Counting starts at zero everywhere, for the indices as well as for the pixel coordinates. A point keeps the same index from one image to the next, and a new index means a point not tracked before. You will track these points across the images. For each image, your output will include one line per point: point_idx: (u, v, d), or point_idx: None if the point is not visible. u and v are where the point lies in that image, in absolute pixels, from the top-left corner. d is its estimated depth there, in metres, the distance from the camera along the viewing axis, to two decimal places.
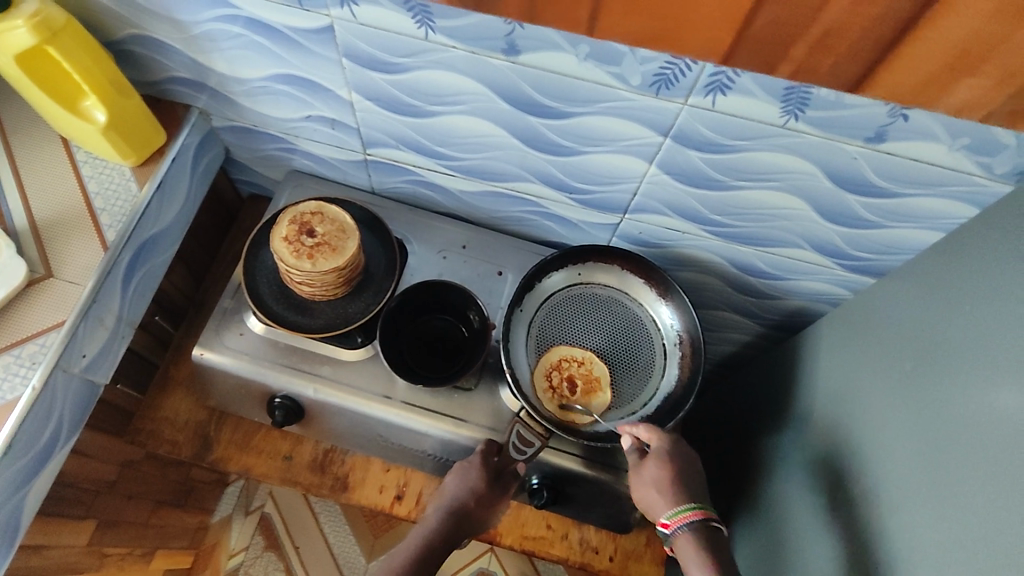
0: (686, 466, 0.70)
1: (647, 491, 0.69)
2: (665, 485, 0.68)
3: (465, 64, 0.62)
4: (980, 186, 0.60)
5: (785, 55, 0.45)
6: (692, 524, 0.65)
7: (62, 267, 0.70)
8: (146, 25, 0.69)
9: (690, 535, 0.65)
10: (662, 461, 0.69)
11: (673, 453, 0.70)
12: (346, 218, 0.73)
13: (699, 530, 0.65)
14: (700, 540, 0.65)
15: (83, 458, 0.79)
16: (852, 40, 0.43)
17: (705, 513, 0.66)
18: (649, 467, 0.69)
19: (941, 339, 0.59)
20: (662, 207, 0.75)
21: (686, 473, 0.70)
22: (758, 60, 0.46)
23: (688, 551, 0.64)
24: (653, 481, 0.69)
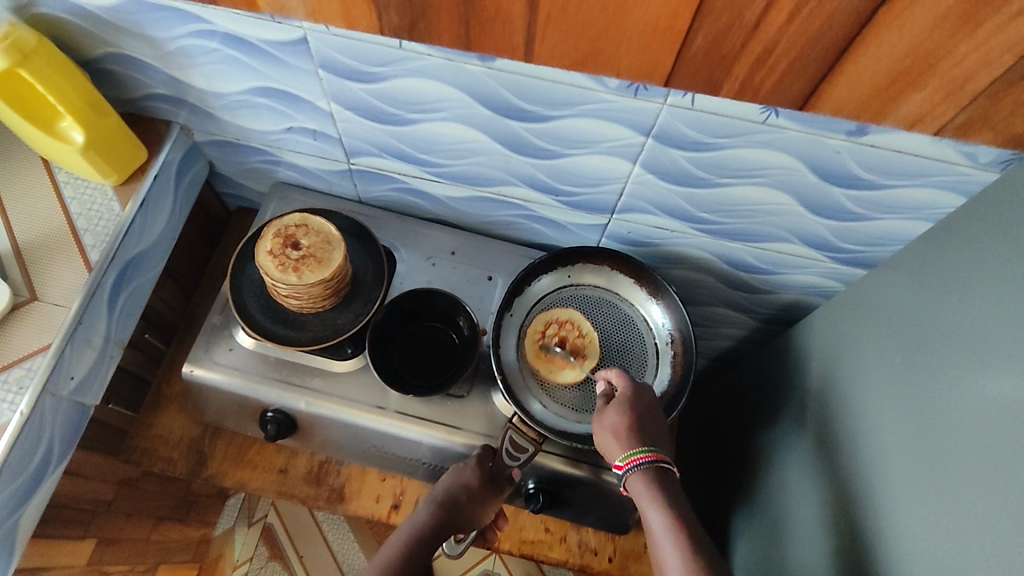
0: (651, 416, 0.68)
1: (606, 436, 0.67)
2: (622, 429, 0.66)
3: (442, 72, 0.61)
4: (966, 175, 0.59)
5: (727, 73, 0.50)
6: (642, 466, 0.64)
7: (46, 289, 0.69)
8: (121, 42, 0.68)
9: (641, 477, 0.63)
10: (624, 407, 0.67)
11: (637, 404, 0.68)
12: (331, 229, 0.73)
13: (651, 472, 0.63)
14: (653, 481, 0.63)
15: (77, 480, 0.79)
16: (788, 58, 0.48)
17: (656, 455, 0.64)
18: (611, 412, 0.67)
19: (932, 331, 0.59)
20: (648, 206, 0.75)
21: (648, 422, 0.67)
22: (702, 80, 0.52)
23: (642, 493, 0.63)
24: (612, 426, 0.67)
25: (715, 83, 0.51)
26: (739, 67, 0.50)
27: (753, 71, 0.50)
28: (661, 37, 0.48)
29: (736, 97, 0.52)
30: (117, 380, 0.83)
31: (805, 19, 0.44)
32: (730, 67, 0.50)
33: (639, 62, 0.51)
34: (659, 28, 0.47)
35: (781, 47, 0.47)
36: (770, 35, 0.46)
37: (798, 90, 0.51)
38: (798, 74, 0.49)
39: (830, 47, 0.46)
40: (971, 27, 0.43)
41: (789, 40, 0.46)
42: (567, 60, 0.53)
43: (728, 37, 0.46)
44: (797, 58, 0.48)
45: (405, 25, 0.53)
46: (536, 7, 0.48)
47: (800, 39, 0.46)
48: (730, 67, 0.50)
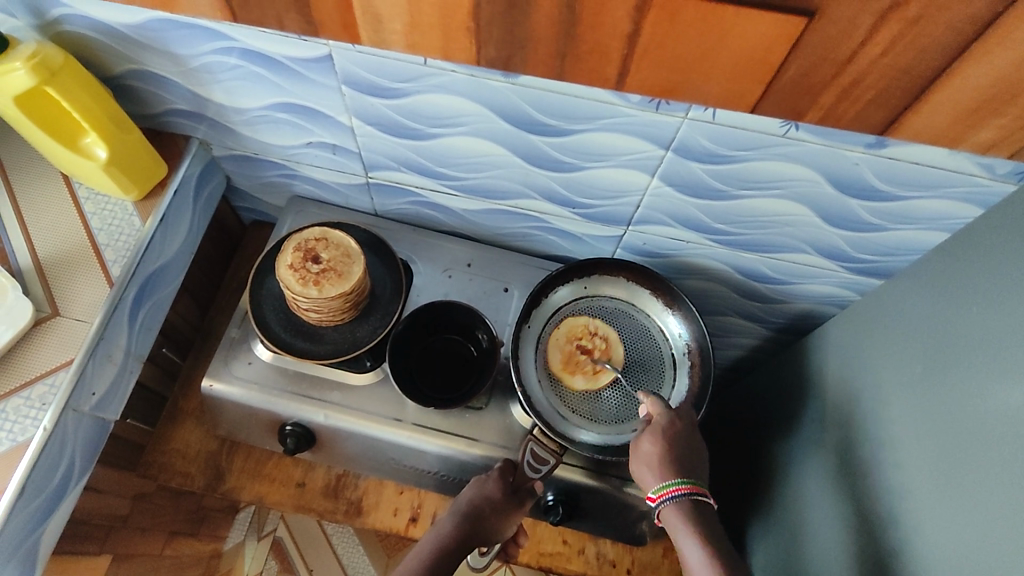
0: (685, 443, 0.68)
1: (640, 465, 0.67)
2: (655, 459, 0.66)
3: (464, 87, 0.62)
4: (984, 186, 0.60)
5: (813, 103, 0.49)
6: (676, 499, 0.65)
7: (67, 304, 0.69)
8: (143, 59, 0.69)
9: (675, 508, 0.64)
10: (657, 436, 0.68)
11: (674, 433, 0.68)
12: (351, 242, 0.73)
13: (685, 504, 0.64)
14: (689, 515, 0.64)
15: (96, 495, 0.79)
16: (877, 89, 0.47)
17: (690, 488, 0.65)
18: (643, 441, 0.68)
19: (953, 340, 0.59)
20: (665, 217, 0.75)
21: (680, 448, 0.67)
22: (787, 108, 0.50)
23: (677, 526, 0.64)
24: (646, 455, 0.67)
25: (800, 111, 0.50)
26: (826, 97, 0.48)
27: (840, 101, 0.48)
28: (749, 71, 0.47)
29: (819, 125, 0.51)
30: (135, 395, 0.83)
31: (899, 51, 0.43)
32: (816, 97, 0.49)
33: (721, 90, 0.50)
34: (747, 60, 0.46)
35: (869, 79, 0.46)
36: (864, 65, 0.45)
37: (883, 118, 0.49)
38: (882, 103, 0.48)
39: (896, 78, 0.45)
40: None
41: (880, 72, 0.45)
42: (649, 91, 0.51)
43: (822, 67, 0.46)
44: (884, 90, 0.47)
45: (500, 57, 0.51)
46: (632, 42, 0.47)
47: (890, 71, 0.45)
48: (816, 97, 0.49)
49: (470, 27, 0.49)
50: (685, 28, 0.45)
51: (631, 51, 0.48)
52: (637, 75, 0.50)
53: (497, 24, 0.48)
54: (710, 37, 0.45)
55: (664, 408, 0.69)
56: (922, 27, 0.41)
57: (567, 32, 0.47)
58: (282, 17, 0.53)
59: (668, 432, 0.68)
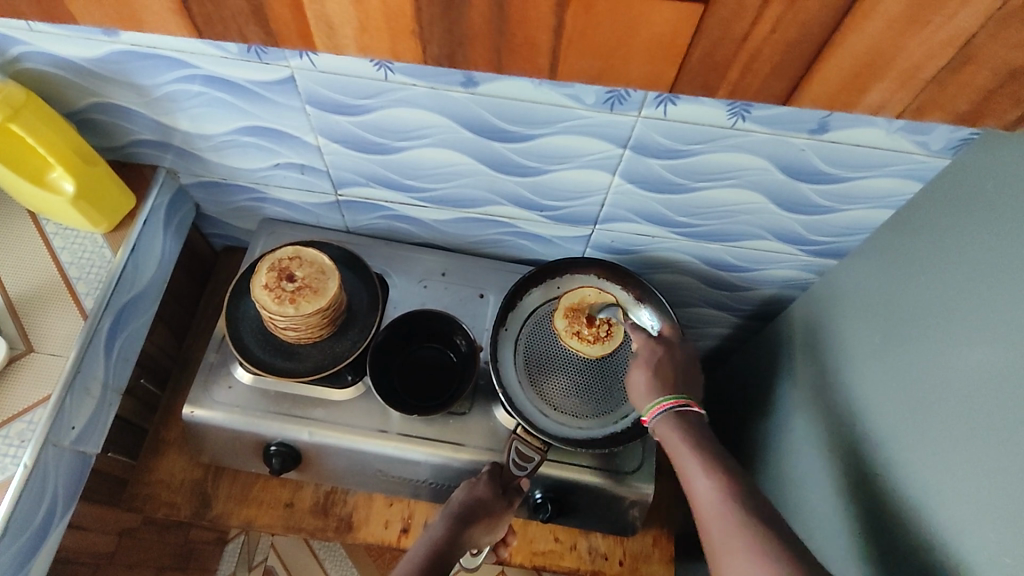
0: (674, 365, 0.71)
1: (636, 395, 0.71)
2: (645, 384, 0.69)
3: (426, 100, 0.64)
4: (922, 162, 0.64)
5: (720, 79, 0.47)
6: (664, 414, 0.67)
7: (42, 340, 0.69)
8: (107, 92, 0.70)
9: (664, 424, 0.67)
10: (645, 363, 0.71)
11: (660, 359, 0.71)
12: (325, 259, 0.74)
13: (671, 419, 0.67)
14: (678, 425, 0.66)
15: (79, 532, 0.79)
16: (775, 61, 0.45)
17: (676, 402, 0.68)
18: (634, 370, 0.71)
19: (908, 308, 0.62)
20: (629, 214, 0.78)
21: (669, 372, 0.70)
22: (699, 87, 0.48)
23: (668, 439, 0.66)
24: (638, 385, 0.71)
25: (710, 87, 0.48)
26: (732, 71, 0.46)
27: (744, 75, 0.47)
28: (662, 50, 0.46)
29: (729, 100, 0.49)
30: (114, 429, 0.82)
31: (786, 25, 0.42)
32: (723, 73, 0.47)
33: (644, 75, 0.48)
34: (661, 44, 0.45)
35: (764, 53, 0.45)
36: (757, 41, 0.44)
37: (787, 88, 0.47)
38: (781, 74, 0.46)
39: (788, 49, 0.44)
40: (925, 19, 0.41)
41: (773, 46, 0.44)
42: (585, 74, 0.49)
43: (722, 43, 0.44)
44: (781, 62, 0.45)
45: (443, 55, 0.48)
46: (560, 34, 0.45)
47: (781, 45, 0.44)
48: (723, 72, 0.47)
49: (415, 30, 0.47)
50: (606, 14, 0.43)
51: (558, 38, 0.46)
52: (568, 58, 0.47)
53: (439, 23, 0.46)
54: (628, 19, 0.44)
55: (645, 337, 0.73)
56: (802, 1, 0.41)
57: (498, 26, 0.45)
58: (245, 30, 0.48)
59: (652, 357, 0.71)
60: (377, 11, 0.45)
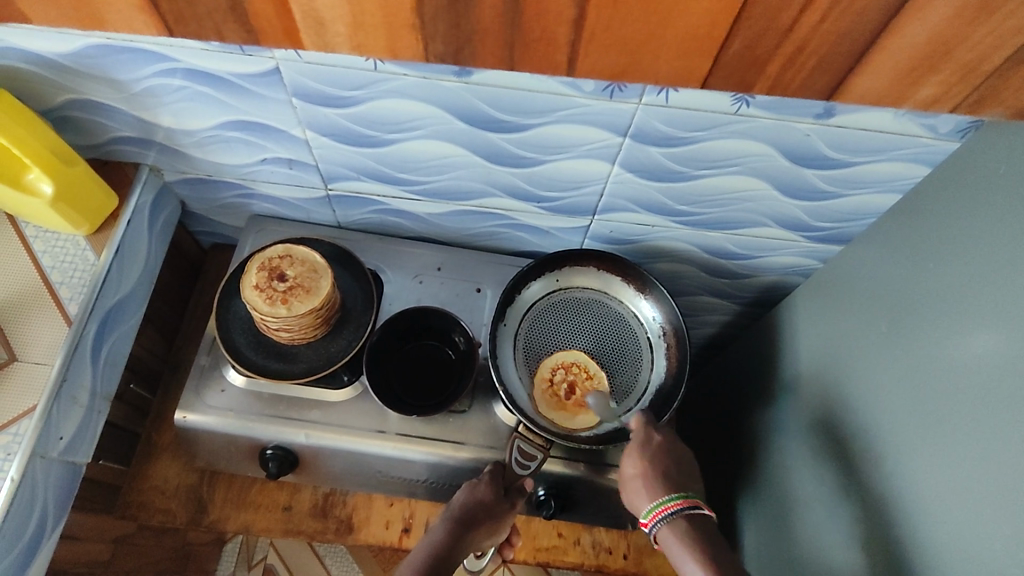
0: (667, 457, 0.70)
1: (630, 487, 0.70)
2: (640, 480, 0.69)
3: (418, 90, 0.62)
4: (929, 146, 0.63)
5: (758, 74, 0.46)
6: (669, 517, 0.66)
7: (26, 348, 0.67)
8: (83, 88, 0.67)
9: (670, 529, 0.66)
10: (638, 457, 0.70)
11: (652, 449, 0.70)
12: (316, 257, 0.72)
13: (679, 522, 0.65)
14: (683, 532, 0.65)
15: (72, 542, 0.77)
16: (821, 55, 0.44)
17: (685, 501, 0.67)
18: (628, 462, 0.70)
19: (915, 296, 0.61)
20: (628, 204, 0.76)
21: (665, 465, 0.70)
22: (734, 83, 0.47)
23: (672, 546, 0.65)
24: (633, 478, 0.70)
25: (747, 83, 0.46)
26: (772, 66, 0.45)
27: (785, 71, 0.45)
28: (690, 45, 0.44)
29: (766, 96, 0.47)
30: (105, 436, 0.80)
31: (838, 16, 0.41)
32: (763, 67, 0.45)
33: (671, 70, 0.46)
34: (689, 38, 0.43)
35: (812, 43, 0.43)
36: (805, 32, 0.42)
37: (830, 85, 0.46)
38: (826, 68, 0.45)
39: (836, 41, 0.42)
40: (997, 6, 0.39)
41: (822, 37, 0.42)
42: (601, 75, 0.47)
43: (765, 38, 0.43)
44: (828, 54, 0.44)
45: (449, 53, 0.46)
46: (579, 26, 0.43)
47: (830, 36, 0.42)
48: (763, 67, 0.45)
49: (415, 24, 0.44)
50: (633, 10, 0.41)
51: (578, 31, 0.44)
52: (588, 57, 0.45)
53: (443, 17, 0.43)
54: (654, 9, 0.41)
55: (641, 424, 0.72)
56: None
57: (513, 19, 0.43)
58: (222, 29, 0.46)
59: (649, 447, 0.71)
60: (372, 5, 0.43)
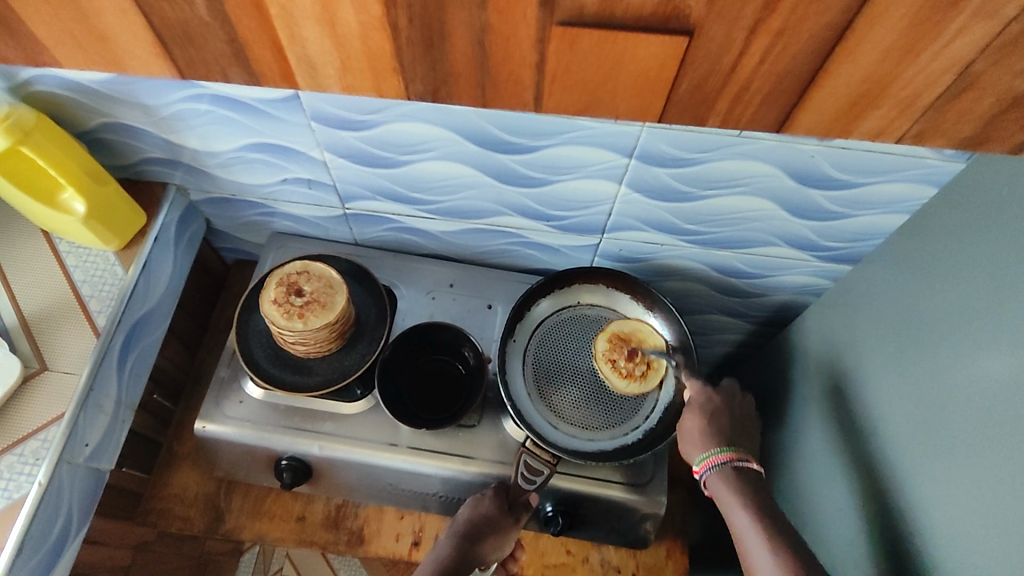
0: (726, 417, 0.73)
1: (684, 440, 0.72)
2: (697, 432, 0.71)
3: (429, 114, 0.64)
4: (934, 167, 0.63)
5: (711, 110, 0.44)
6: (717, 467, 0.69)
7: (56, 358, 0.70)
8: (115, 112, 0.71)
9: (718, 477, 0.69)
10: (699, 412, 0.72)
11: (715, 410, 0.73)
12: (333, 273, 0.74)
13: (727, 472, 0.69)
14: (730, 481, 0.68)
15: (94, 546, 0.80)
16: (767, 92, 0.42)
17: (730, 455, 0.69)
18: (686, 416, 0.73)
19: (924, 318, 0.61)
20: (637, 223, 0.77)
21: (722, 423, 0.72)
22: (690, 118, 0.45)
23: (722, 493, 0.68)
24: (689, 430, 0.72)
25: (700, 118, 0.44)
26: (723, 102, 0.43)
27: (733, 106, 0.43)
28: (645, 78, 0.42)
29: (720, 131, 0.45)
30: (129, 444, 0.83)
31: (776, 57, 0.39)
32: (713, 104, 0.43)
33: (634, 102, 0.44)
34: (643, 77, 0.42)
35: (756, 84, 0.41)
36: (747, 74, 0.41)
37: (780, 117, 0.44)
38: (774, 103, 0.42)
39: (778, 80, 0.41)
40: (921, 47, 0.37)
41: (764, 78, 0.41)
42: (567, 110, 0.45)
43: (710, 73, 0.41)
44: (773, 91, 0.41)
45: (427, 92, 0.45)
46: (542, 70, 0.42)
47: (772, 76, 0.40)
48: (713, 103, 0.43)
49: (395, 66, 0.43)
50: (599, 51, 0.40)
51: (541, 72, 0.43)
52: (552, 95, 0.44)
53: (419, 61, 0.43)
54: (603, 50, 0.40)
55: (704, 387, 0.73)
56: (793, 31, 0.37)
57: (482, 64, 0.42)
58: (227, 71, 0.45)
59: (707, 407, 0.73)
60: (358, 52, 0.42)
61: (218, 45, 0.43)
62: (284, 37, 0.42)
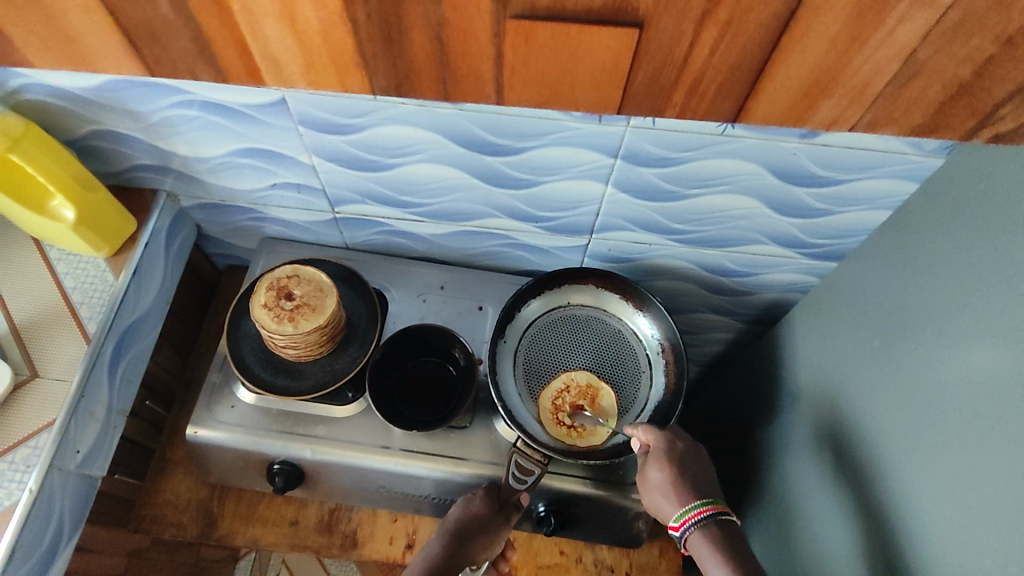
0: (693, 464, 0.70)
1: (652, 492, 0.69)
2: (668, 487, 0.68)
3: (415, 117, 0.65)
4: (916, 162, 0.64)
5: (666, 101, 0.47)
6: (699, 523, 0.66)
7: (46, 365, 0.70)
8: (104, 119, 0.71)
9: (702, 534, 0.65)
10: (663, 463, 0.69)
11: (679, 456, 0.70)
12: (323, 277, 0.75)
13: (711, 528, 0.65)
14: (712, 538, 0.65)
15: (87, 554, 0.80)
16: (719, 83, 0.45)
17: (712, 508, 0.66)
18: (652, 470, 0.70)
19: (906, 312, 0.61)
20: (625, 223, 0.78)
21: (691, 472, 0.69)
22: (647, 109, 0.48)
23: (703, 551, 0.64)
24: (658, 484, 0.69)
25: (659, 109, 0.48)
26: (678, 92, 0.46)
27: (690, 97, 0.46)
28: (606, 77, 0.45)
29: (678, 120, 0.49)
30: (121, 451, 0.83)
31: (725, 49, 0.42)
32: (669, 94, 0.46)
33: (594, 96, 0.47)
34: (600, 69, 0.44)
35: (708, 76, 0.45)
36: (700, 64, 0.44)
37: (732, 106, 0.47)
38: (727, 93, 0.46)
39: (729, 73, 0.44)
40: (866, 35, 0.41)
41: (716, 70, 0.44)
42: (529, 103, 0.48)
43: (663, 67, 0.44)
44: (725, 81, 0.45)
45: (390, 87, 0.47)
46: (498, 63, 0.44)
47: (723, 68, 0.44)
48: (669, 94, 0.46)
49: (356, 63, 0.45)
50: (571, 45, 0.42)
51: (500, 66, 0.45)
52: (514, 89, 0.47)
53: (383, 54, 0.44)
54: (561, 51, 0.43)
55: (661, 432, 0.71)
56: (738, 23, 0.40)
57: (441, 59, 0.44)
58: (193, 70, 0.47)
59: (671, 454, 0.70)
60: (320, 47, 0.44)
61: (181, 43, 0.44)
62: (245, 33, 0.43)
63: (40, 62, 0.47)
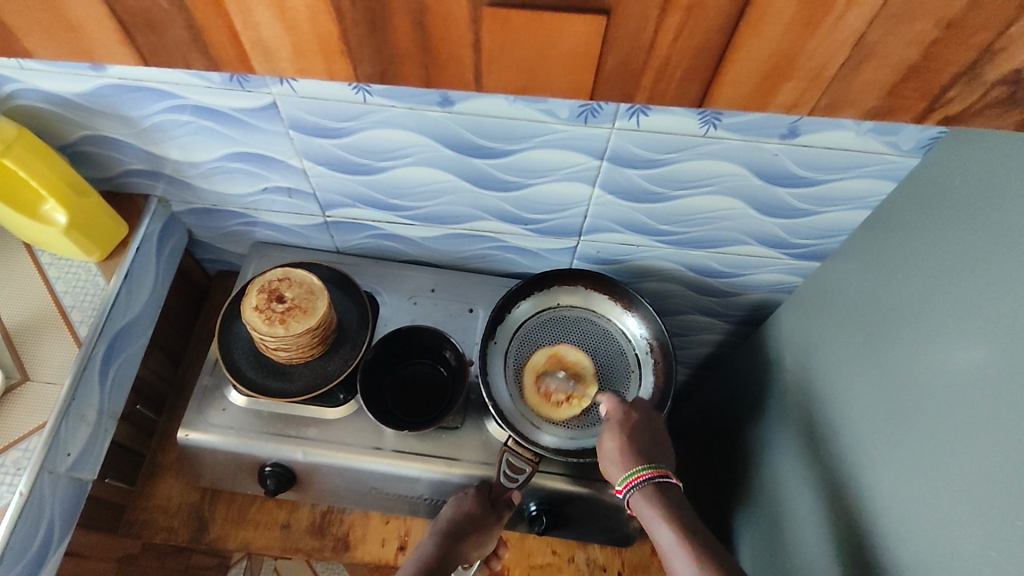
0: (648, 433, 0.72)
1: (607, 463, 0.71)
2: (617, 453, 0.70)
3: (405, 120, 0.66)
4: (894, 162, 0.66)
5: (636, 86, 0.46)
6: (642, 484, 0.68)
7: (38, 369, 0.70)
8: (96, 124, 0.72)
9: (642, 496, 0.68)
10: (617, 432, 0.71)
11: (632, 424, 0.72)
12: (314, 279, 0.75)
13: (650, 490, 0.68)
14: (653, 497, 0.67)
15: (75, 558, 0.79)
16: (686, 67, 0.44)
17: (653, 472, 0.68)
18: (606, 438, 0.71)
19: (886, 307, 0.63)
20: (613, 224, 0.79)
21: (645, 440, 0.71)
22: (618, 95, 0.47)
23: (647, 513, 0.66)
24: (611, 452, 0.71)
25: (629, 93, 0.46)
26: (646, 77, 0.45)
27: (658, 82, 0.45)
28: (577, 62, 0.44)
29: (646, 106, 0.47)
30: (111, 455, 0.82)
31: (690, 34, 0.41)
32: (640, 78, 0.45)
33: (569, 79, 0.46)
34: (574, 55, 0.44)
35: (675, 60, 0.43)
36: (666, 50, 0.43)
37: (700, 92, 0.46)
38: (695, 78, 0.45)
39: (697, 57, 0.43)
40: (818, 23, 0.40)
41: (683, 54, 0.43)
42: (508, 88, 0.47)
43: (631, 52, 0.43)
44: (694, 65, 0.44)
45: (376, 73, 0.47)
46: (481, 49, 0.44)
47: (691, 52, 0.43)
48: (639, 78, 0.45)
49: (345, 49, 0.45)
50: (553, 30, 0.42)
51: (481, 51, 0.44)
52: (491, 75, 0.46)
53: (368, 43, 0.44)
54: (537, 33, 0.42)
55: (619, 402, 0.73)
56: (701, 8, 0.40)
57: (423, 44, 0.44)
58: (189, 60, 0.47)
59: (626, 423, 0.72)
60: (309, 33, 0.44)
61: (176, 32, 0.44)
62: (240, 21, 0.43)
63: (46, 51, 0.47)
